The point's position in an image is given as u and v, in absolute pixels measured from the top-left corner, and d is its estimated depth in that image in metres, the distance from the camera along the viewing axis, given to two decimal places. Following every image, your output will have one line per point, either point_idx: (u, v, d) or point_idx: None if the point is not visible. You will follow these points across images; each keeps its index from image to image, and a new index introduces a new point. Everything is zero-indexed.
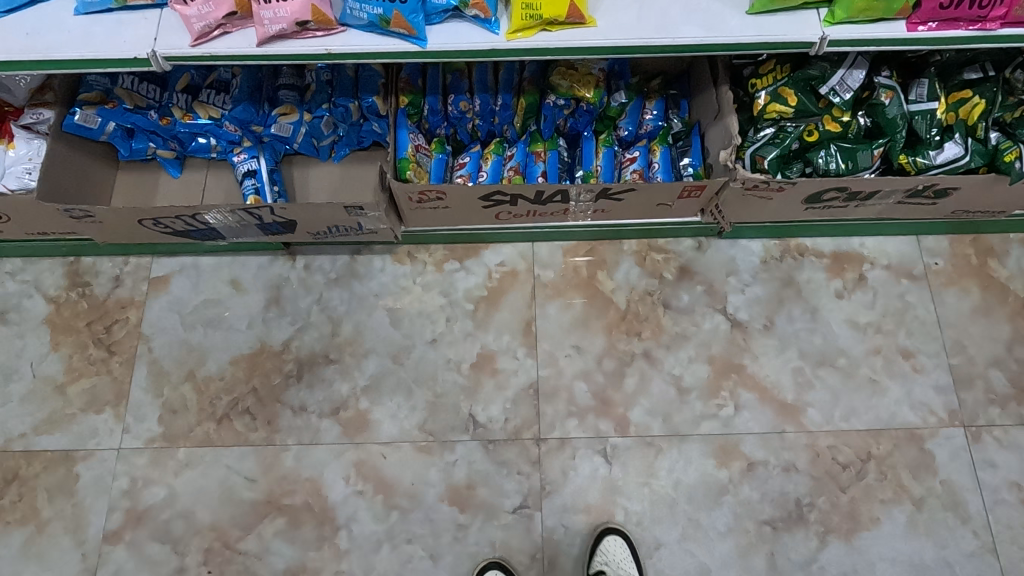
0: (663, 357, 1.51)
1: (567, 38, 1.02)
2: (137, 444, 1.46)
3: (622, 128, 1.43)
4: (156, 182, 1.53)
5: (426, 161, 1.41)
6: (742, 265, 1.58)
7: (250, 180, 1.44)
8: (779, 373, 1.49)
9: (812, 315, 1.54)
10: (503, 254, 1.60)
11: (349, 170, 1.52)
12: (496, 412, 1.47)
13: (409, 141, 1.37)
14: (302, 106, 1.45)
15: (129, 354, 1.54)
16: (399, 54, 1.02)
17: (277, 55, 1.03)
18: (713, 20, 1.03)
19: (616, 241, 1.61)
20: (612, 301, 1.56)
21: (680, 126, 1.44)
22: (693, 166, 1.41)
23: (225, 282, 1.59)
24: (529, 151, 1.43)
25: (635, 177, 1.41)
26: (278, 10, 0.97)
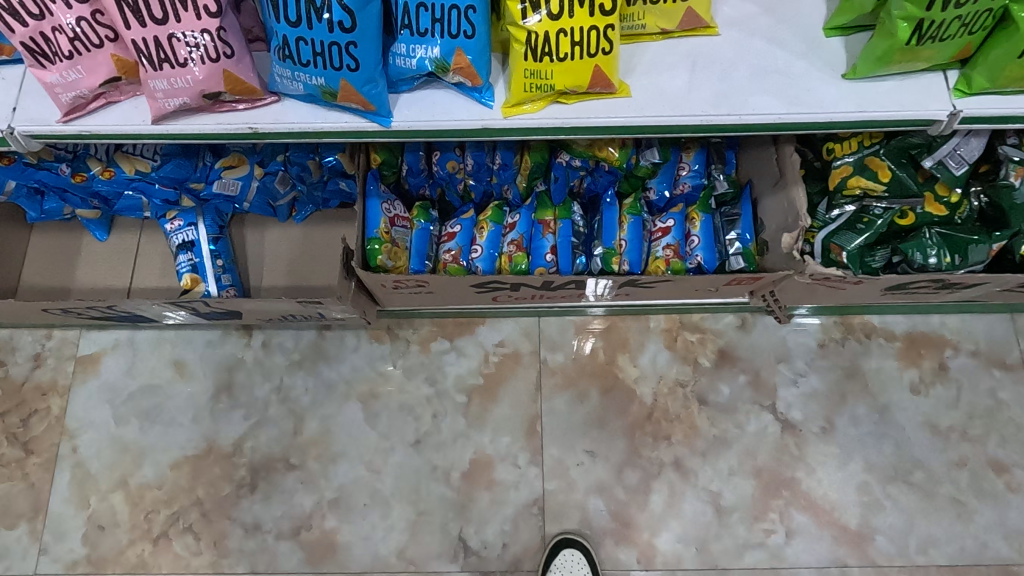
0: (697, 468, 1.23)
1: (589, 114, 0.72)
2: (56, 569, 1.21)
3: (652, 189, 1.14)
4: (79, 246, 1.25)
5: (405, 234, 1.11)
6: (795, 349, 1.29)
7: (186, 254, 1.16)
8: (841, 490, 1.21)
9: (880, 415, 1.25)
10: (502, 331, 1.31)
11: (314, 234, 1.24)
12: (492, 536, 1.21)
13: (381, 213, 1.07)
14: (254, 157, 1.16)
15: (49, 455, 1.27)
16: (354, 133, 0.74)
17: (183, 134, 0.74)
18: (794, 89, 0.73)
19: (641, 317, 1.32)
20: (635, 394, 1.27)
21: (726, 186, 1.15)
22: (743, 241, 1.11)
23: (167, 364, 1.32)
24: (536, 219, 1.13)
25: (668, 254, 1.12)
26: (174, 80, 0.68)
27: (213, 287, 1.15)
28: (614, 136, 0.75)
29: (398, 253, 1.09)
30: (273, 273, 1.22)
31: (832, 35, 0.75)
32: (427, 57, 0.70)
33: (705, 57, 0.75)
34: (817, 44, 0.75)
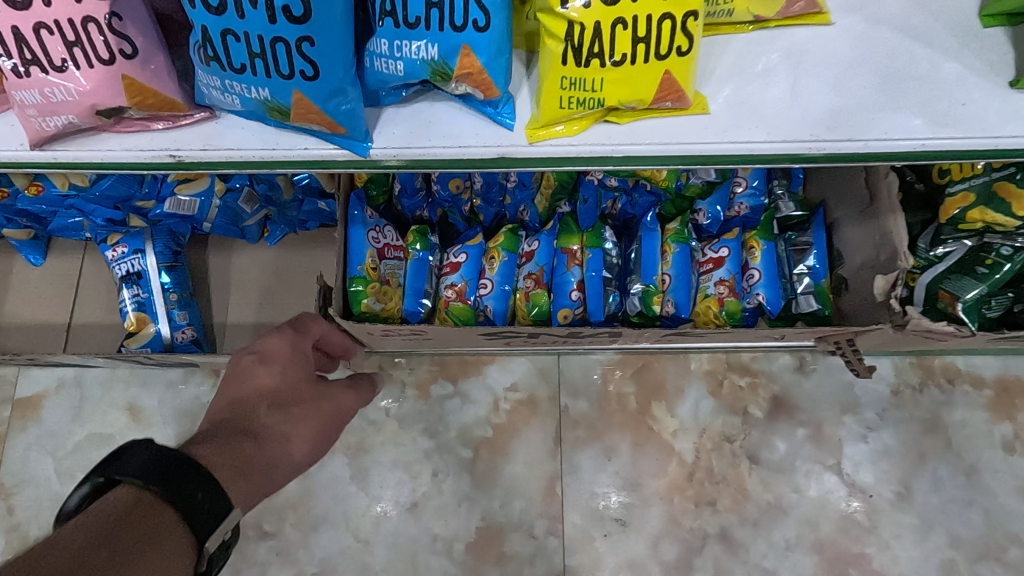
0: (747, 541, 1.03)
1: (649, 138, 0.56)
2: None
3: (702, 211, 0.92)
4: (10, 272, 1.05)
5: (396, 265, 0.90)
6: (865, 397, 1.08)
7: (131, 288, 0.95)
8: (920, 570, 1.02)
9: (967, 479, 1.05)
10: (515, 373, 1.11)
11: (291, 261, 1.03)
12: None
13: (366, 242, 0.86)
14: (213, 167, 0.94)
15: None
16: (316, 161, 0.59)
17: (86, 161, 0.60)
18: (930, 104, 0.55)
19: (680, 356, 1.11)
20: (672, 450, 1.07)
21: (793, 209, 0.94)
22: (815, 276, 0.90)
23: (120, 409, 1.12)
24: (559, 247, 0.92)
25: (722, 291, 0.90)
26: (57, 89, 0.55)
27: (165, 327, 0.94)
28: (672, 169, 0.58)
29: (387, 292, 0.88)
30: (241, 308, 1.02)
31: (986, 25, 0.58)
32: (420, 59, 0.53)
33: (809, 61, 0.58)
34: (970, 40, 0.58)
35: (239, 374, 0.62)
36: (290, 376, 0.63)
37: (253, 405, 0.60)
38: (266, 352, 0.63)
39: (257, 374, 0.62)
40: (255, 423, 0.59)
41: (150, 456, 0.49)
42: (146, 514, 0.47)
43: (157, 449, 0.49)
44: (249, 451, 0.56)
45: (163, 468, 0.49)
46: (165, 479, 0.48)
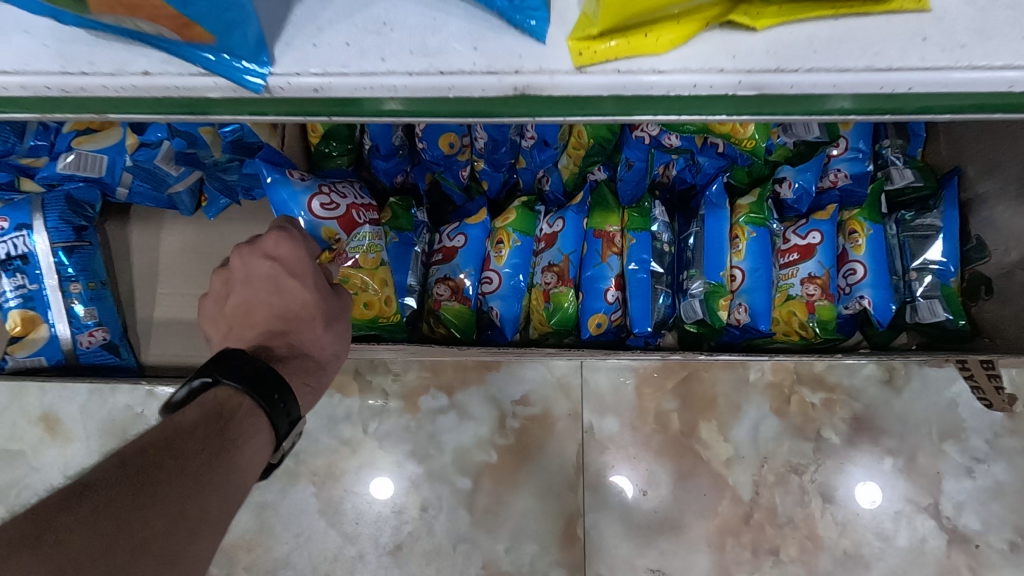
0: None
1: (758, 54, 0.32)
2: None
3: (791, 181, 0.67)
4: None
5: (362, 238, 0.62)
6: (971, 419, 0.85)
7: (13, 277, 0.71)
8: None
9: None
10: (526, 382, 0.87)
11: (235, 237, 0.79)
12: None
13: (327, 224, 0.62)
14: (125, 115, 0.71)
15: None
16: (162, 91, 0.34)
17: None
18: None
19: (737, 363, 0.87)
20: (725, 482, 0.85)
21: (914, 179, 0.68)
22: (941, 275, 0.66)
23: (33, 420, 0.90)
24: (592, 229, 0.67)
25: (812, 292, 0.66)
26: None
27: (63, 329, 0.72)
28: (760, 119, 0.35)
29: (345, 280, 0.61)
30: (171, 300, 0.78)
31: None
32: None
33: None
34: None
35: (279, 286, 0.52)
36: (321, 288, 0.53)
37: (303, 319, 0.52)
38: (285, 260, 0.52)
39: (290, 288, 0.52)
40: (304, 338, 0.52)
41: (244, 367, 0.46)
42: (231, 420, 0.43)
43: (247, 359, 0.47)
44: (316, 366, 0.52)
45: (256, 375, 0.46)
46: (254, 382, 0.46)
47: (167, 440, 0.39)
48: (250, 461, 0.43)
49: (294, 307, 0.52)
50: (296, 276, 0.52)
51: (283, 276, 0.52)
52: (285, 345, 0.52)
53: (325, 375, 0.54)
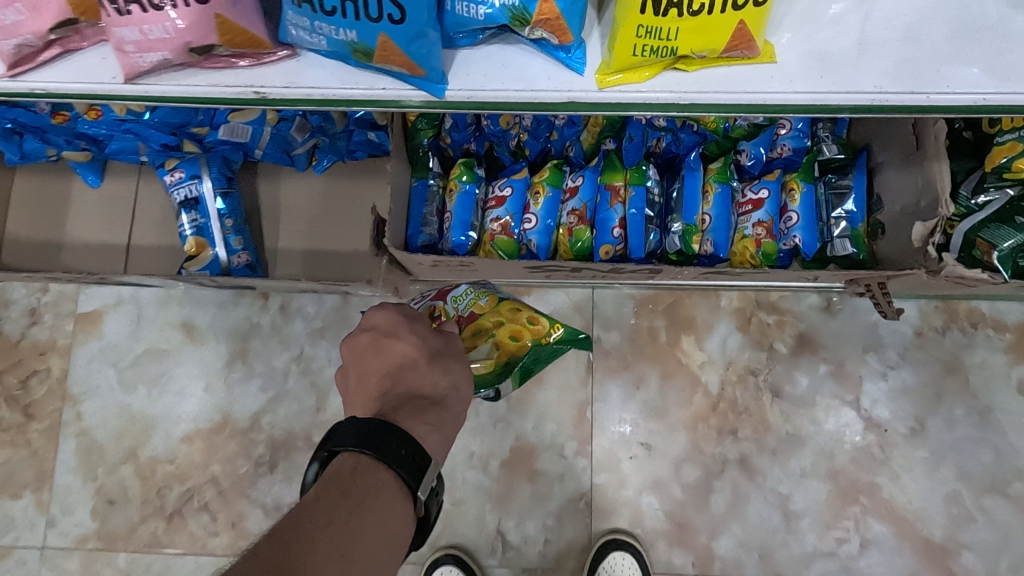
0: (766, 468, 1.10)
1: (712, 86, 0.54)
2: (66, 544, 1.13)
3: (746, 152, 0.94)
4: (69, 194, 1.09)
5: (463, 297, 0.81)
6: (887, 337, 1.12)
7: (189, 214, 0.99)
8: (927, 500, 1.08)
9: (980, 417, 1.09)
10: (550, 304, 1.15)
11: (338, 188, 1.06)
12: (533, 531, 1.10)
13: None
14: None
15: (51, 421, 1.17)
16: (393, 100, 0.56)
17: (167, 96, 0.56)
18: (1011, 55, 0.52)
19: (711, 293, 1.14)
20: (699, 381, 1.12)
21: (837, 153, 0.94)
22: (852, 221, 0.92)
23: (175, 327, 1.18)
24: (603, 184, 0.94)
25: (759, 232, 0.93)
26: (151, 28, 0.49)
27: (222, 251, 0.99)
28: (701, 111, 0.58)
29: (480, 328, 0.79)
30: (290, 233, 1.06)
31: None
32: (501, 5, 0.50)
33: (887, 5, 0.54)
34: None
35: (381, 351, 0.65)
36: (419, 342, 0.66)
37: (412, 369, 0.65)
38: (383, 326, 0.67)
39: (387, 350, 0.65)
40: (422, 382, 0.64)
41: (362, 436, 0.55)
42: (355, 486, 0.53)
43: (363, 427, 0.56)
44: (432, 404, 0.64)
45: (373, 438, 0.55)
46: (374, 444, 0.55)
47: (307, 519, 0.50)
48: (376, 521, 0.52)
49: (400, 362, 0.65)
50: (398, 337, 0.66)
51: (382, 339, 0.66)
52: (411, 386, 0.64)
53: (447, 408, 0.65)
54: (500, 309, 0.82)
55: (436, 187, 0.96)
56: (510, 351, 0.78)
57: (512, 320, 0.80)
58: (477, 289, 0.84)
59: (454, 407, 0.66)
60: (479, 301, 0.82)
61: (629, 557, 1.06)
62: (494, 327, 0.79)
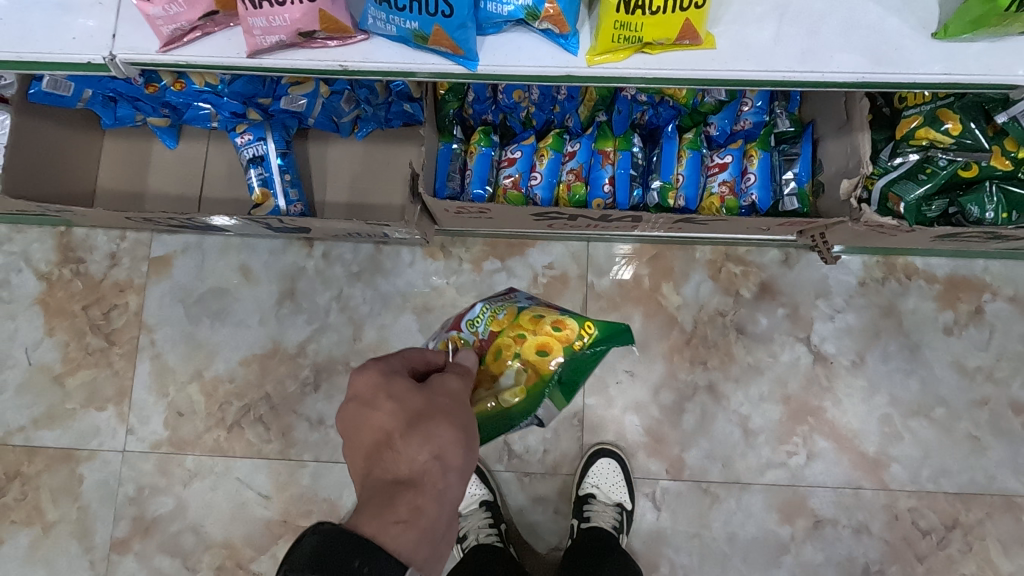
0: (730, 393, 1.31)
1: (671, 65, 0.74)
2: (142, 448, 1.35)
3: (713, 124, 1.14)
4: (150, 154, 1.30)
5: (478, 317, 0.87)
6: (835, 286, 1.33)
7: (256, 169, 1.20)
8: (864, 420, 1.29)
9: (911, 353, 1.31)
10: (552, 254, 1.36)
11: (376, 151, 1.27)
12: (534, 442, 1.32)
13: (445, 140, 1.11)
14: None
15: (130, 347, 1.39)
16: (439, 73, 0.77)
17: (275, 67, 0.77)
18: (882, 46, 0.73)
19: (688, 246, 1.35)
20: (675, 320, 1.33)
21: (788, 126, 1.14)
22: (799, 181, 1.13)
23: (233, 269, 1.40)
24: (596, 149, 1.15)
25: (723, 190, 1.14)
26: (273, 18, 0.70)
27: (282, 202, 1.20)
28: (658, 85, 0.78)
29: (504, 347, 0.83)
30: (335, 189, 1.27)
31: None
32: (520, 5, 0.71)
33: (793, 8, 0.74)
34: None
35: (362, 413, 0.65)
36: (401, 404, 0.64)
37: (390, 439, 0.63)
38: (364, 392, 0.66)
39: (367, 419, 0.64)
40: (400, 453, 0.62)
41: (319, 544, 0.54)
42: None
43: (323, 533, 0.55)
44: (406, 484, 0.60)
45: (331, 549, 0.54)
46: (328, 556, 0.54)
47: None
48: None
49: (379, 435, 0.63)
50: (378, 401, 0.65)
51: (364, 406, 0.65)
52: (390, 472, 0.61)
53: (425, 489, 0.60)
54: (519, 322, 0.85)
55: (459, 150, 1.17)
56: (540, 364, 0.82)
57: (535, 332, 0.83)
58: (491, 306, 0.88)
59: (434, 487, 0.60)
60: (495, 316, 0.86)
61: (613, 462, 1.28)
62: (516, 344, 0.83)
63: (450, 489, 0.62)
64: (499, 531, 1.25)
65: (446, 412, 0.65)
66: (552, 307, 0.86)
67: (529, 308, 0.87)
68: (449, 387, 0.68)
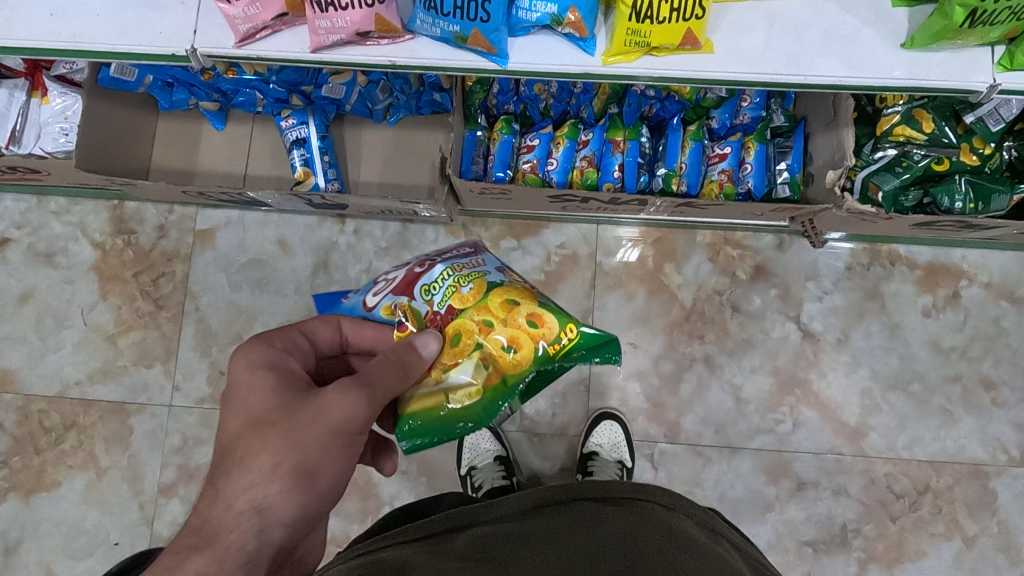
0: (724, 364, 1.43)
1: (674, 66, 0.85)
2: (187, 403, 1.49)
3: (715, 118, 1.25)
4: (200, 134, 1.42)
5: (436, 284, 0.75)
6: (825, 270, 1.45)
7: (299, 150, 1.33)
8: (846, 392, 1.42)
9: (891, 332, 1.43)
10: (564, 235, 1.48)
11: (406, 136, 1.39)
12: (544, 405, 1.45)
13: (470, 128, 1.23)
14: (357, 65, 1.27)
15: (177, 310, 1.52)
16: (474, 70, 0.88)
17: (334, 62, 0.89)
18: (857, 54, 0.84)
19: (689, 230, 1.47)
20: (676, 297, 1.46)
21: (783, 121, 1.25)
22: (791, 172, 1.24)
23: (272, 242, 1.53)
24: (607, 138, 1.27)
25: (722, 178, 1.25)
26: (336, 20, 0.83)
27: (321, 180, 1.33)
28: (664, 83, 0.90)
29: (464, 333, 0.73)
30: (369, 170, 1.39)
31: (899, 5, 0.85)
32: (546, 12, 0.83)
33: (782, 18, 0.86)
34: (887, 12, 0.85)
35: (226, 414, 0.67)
36: (246, 427, 0.65)
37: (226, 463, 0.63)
38: (234, 384, 0.68)
39: (227, 418, 0.67)
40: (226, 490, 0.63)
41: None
42: None
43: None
44: (216, 533, 0.61)
45: None
46: None
47: None
48: None
49: (225, 445, 0.65)
50: (233, 410, 0.66)
51: (227, 398, 0.68)
52: (204, 515, 0.62)
53: (225, 544, 0.61)
54: (491, 305, 0.74)
55: (483, 136, 1.29)
56: (507, 363, 0.73)
57: (505, 321, 0.73)
58: (454, 272, 0.76)
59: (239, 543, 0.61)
60: (458, 288, 0.75)
61: (616, 425, 1.40)
62: (483, 333, 0.73)
63: (265, 546, 0.62)
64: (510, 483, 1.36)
65: (289, 453, 0.64)
66: (527, 291, 0.77)
67: (500, 283, 0.76)
68: (304, 422, 0.64)
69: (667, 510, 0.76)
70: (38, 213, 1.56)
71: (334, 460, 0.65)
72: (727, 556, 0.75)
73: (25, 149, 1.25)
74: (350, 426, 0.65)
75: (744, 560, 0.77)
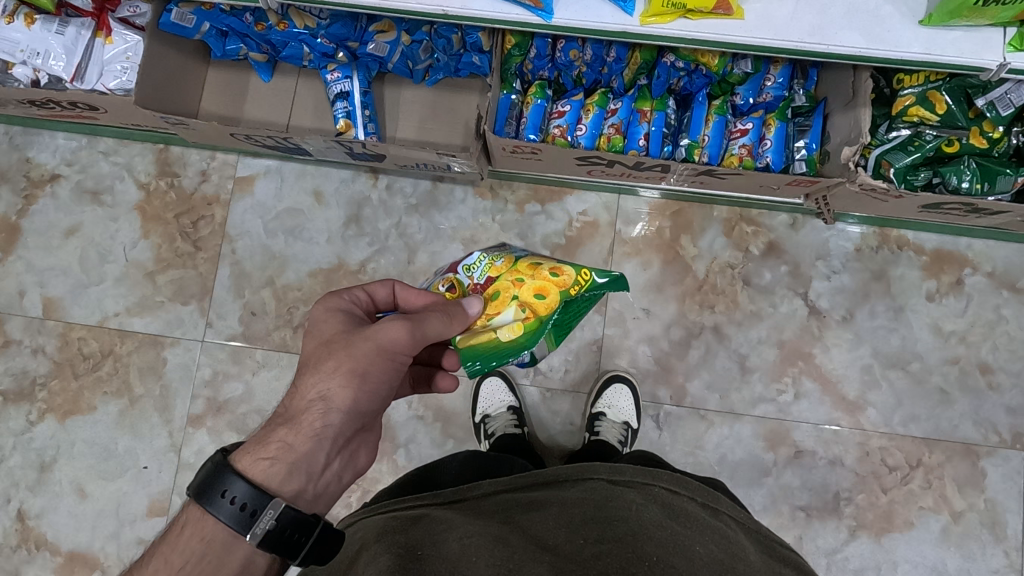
0: (732, 334, 1.50)
1: (708, 29, 0.92)
2: (220, 339, 1.57)
3: (739, 94, 1.32)
4: (247, 84, 1.50)
5: (475, 265, 0.93)
6: (834, 250, 1.51)
7: (342, 103, 1.40)
8: (847, 367, 1.48)
9: (895, 313, 1.49)
10: (587, 203, 1.55)
11: (442, 97, 1.47)
12: (558, 362, 1.52)
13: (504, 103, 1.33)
14: (401, 24, 1.34)
15: (213, 253, 1.60)
16: (521, 23, 0.95)
17: (390, 9, 0.96)
18: (878, 28, 0.91)
19: (707, 205, 1.54)
20: (690, 268, 1.52)
21: (804, 101, 1.31)
22: (808, 150, 1.31)
23: (308, 193, 1.60)
24: (635, 108, 1.34)
25: (742, 152, 1.32)
26: None
27: (361, 133, 1.40)
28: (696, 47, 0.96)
29: (513, 289, 0.87)
30: (405, 128, 1.47)
31: None
32: None
33: None
34: None
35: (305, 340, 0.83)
36: (316, 341, 0.81)
37: (306, 369, 0.80)
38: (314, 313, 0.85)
39: (305, 341, 0.82)
40: (296, 388, 0.80)
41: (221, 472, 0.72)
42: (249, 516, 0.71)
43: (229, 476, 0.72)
44: (287, 418, 0.78)
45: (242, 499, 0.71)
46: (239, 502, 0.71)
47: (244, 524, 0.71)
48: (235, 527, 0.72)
49: (303, 361, 0.81)
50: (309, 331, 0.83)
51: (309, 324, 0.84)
52: (289, 403, 0.79)
53: (297, 421, 0.77)
54: (520, 265, 0.90)
55: (517, 99, 1.36)
56: (539, 306, 0.86)
57: (532, 276, 0.88)
58: (488, 254, 0.94)
59: (310, 423, 0.77)
60: (492, 264, 0.92)
61: (626, 387, 1.47)
62: (515, 287, 0.87)
63: (329, 425, 0.77)
64: (521, 431, 1.43)
65: (347, 358, 0.78)
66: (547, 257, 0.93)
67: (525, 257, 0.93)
68: (359, 342, 0.79)
69: (676, 493, 0.78)
70: (87, 152, 1.64)
71: (379, 369, 0.79)
72: (735, 532, 0.76)
73: (87, 85, 1.33)
74: (397, 348, 0.79)
75: (755, 541, 0.78)
